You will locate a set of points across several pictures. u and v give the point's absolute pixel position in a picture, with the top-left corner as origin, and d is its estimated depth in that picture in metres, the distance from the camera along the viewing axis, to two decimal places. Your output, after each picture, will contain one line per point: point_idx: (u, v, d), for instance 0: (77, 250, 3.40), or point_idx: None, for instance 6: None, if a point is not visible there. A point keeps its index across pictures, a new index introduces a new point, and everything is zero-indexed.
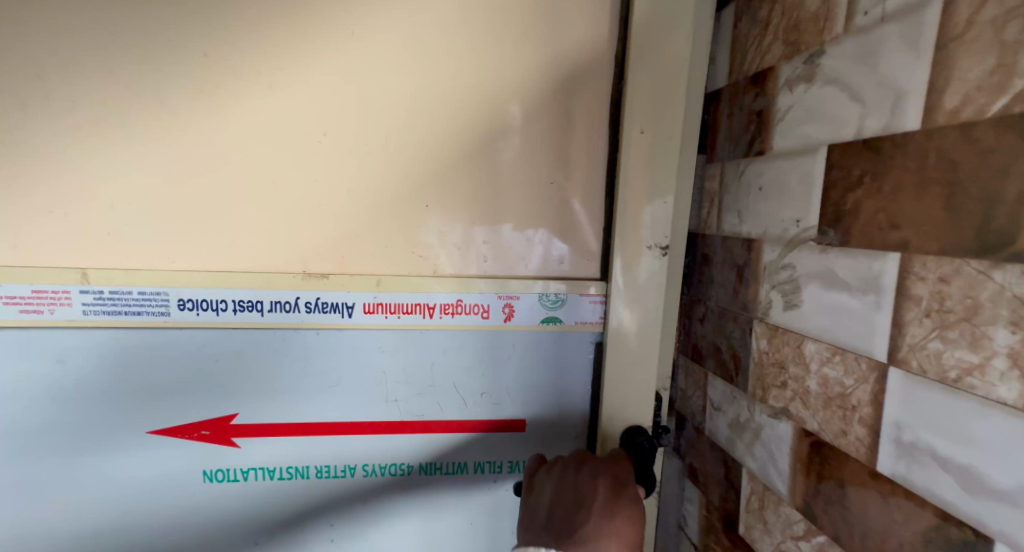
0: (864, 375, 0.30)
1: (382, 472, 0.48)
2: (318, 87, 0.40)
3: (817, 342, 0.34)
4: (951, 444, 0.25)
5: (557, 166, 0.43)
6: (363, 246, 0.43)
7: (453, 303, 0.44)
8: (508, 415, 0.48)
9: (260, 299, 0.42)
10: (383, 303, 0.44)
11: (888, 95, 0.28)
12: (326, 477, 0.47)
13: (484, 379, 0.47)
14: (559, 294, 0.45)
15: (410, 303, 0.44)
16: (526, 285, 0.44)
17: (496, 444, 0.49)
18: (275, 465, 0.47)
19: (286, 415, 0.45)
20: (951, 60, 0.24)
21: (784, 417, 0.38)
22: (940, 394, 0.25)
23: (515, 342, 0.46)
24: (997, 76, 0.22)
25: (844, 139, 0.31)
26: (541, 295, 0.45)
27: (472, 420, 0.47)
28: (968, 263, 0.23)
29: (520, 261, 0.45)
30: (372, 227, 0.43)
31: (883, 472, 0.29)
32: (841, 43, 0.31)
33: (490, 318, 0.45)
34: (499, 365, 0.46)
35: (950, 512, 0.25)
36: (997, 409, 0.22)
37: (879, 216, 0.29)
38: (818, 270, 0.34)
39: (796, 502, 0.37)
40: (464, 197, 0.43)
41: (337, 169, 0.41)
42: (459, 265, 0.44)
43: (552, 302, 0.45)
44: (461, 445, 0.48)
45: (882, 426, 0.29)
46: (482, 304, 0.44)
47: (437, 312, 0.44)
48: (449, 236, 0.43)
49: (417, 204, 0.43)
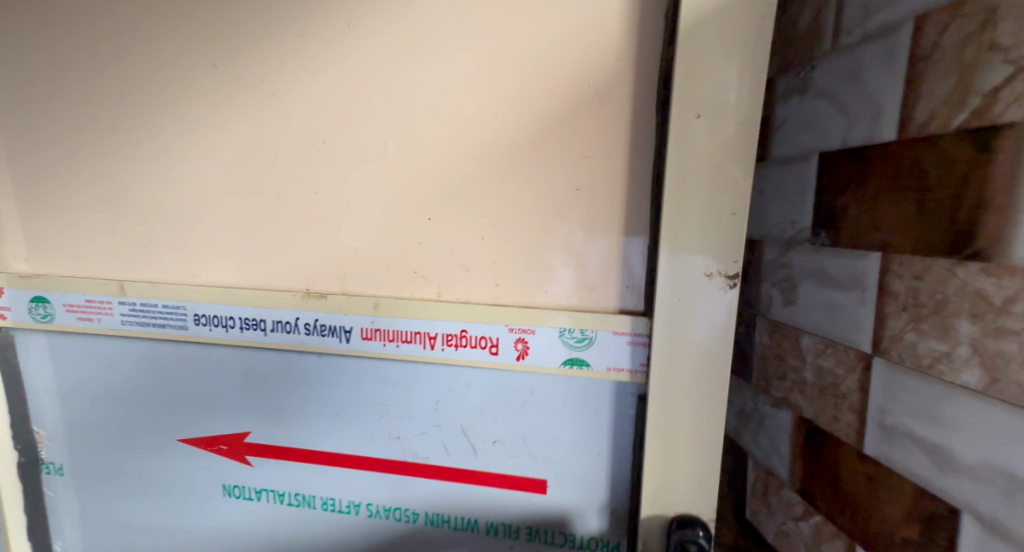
0: (852, 364, 0.33)
1: (386, 514, 0.42)
2: (312, 80, 0.36)
3: (812, 335, 0.37)
4: (925, 426, 0.27)
5: (581, 155, 0.33)
6: (366, 263, 0.38)
7: (457, 335, 0.37)
8: (522, 474, 0.39)
9: (262, 317, 0.40)
10: (381, 328, 0.38)
11: (869, 108, 0.30)
12: (331, 510, 0.43)
13: (496, 424, 0.38)
14: (586, 330, 0.35)
15: (410, 331, 0.38)
16: (543, 316, 0.35)
17: (510, 508, 0.40)
18: (283, 489, 0.44)
19: (290, 439, 0.43)
20: (921, 77, 0.26)
21: (784, 406, 0.40)
22: (915, 380, 0.28)
23: (530, 385, 0.37)
24: (958, 94, 0.24)
25: (833, 147, 0.34)
26: (562, 330, 0.35)
27: (487, 472, 0.39)
28: (938, 261, 0.26)
29: (539, 287, 0.36)
30: (373, 237, 0.37)
31: (870, 453, 0.31)
32: (831, 59, 0.34)
33: (499, 355, 0.36)
34: (513, 406, 0.38)
35: (925, 488, 0.27)
36: (962, 392, 0.25)
37: (863, 218, 0.31)
38: (812, 268, 0.36)
39: (795, 485, 0.39)
40: (470, 201, 0.35)
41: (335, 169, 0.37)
42: (464, 288, 0.37)
43: (577, 339, 0.35)
44: (472, 502, 0.40)
45: (868, 412, 0.31)
46: (491, 337, 0.36)
47: (438, 343, 0.37)
48: (453, 251, 0.36)
49: (419, 213, 0.36)
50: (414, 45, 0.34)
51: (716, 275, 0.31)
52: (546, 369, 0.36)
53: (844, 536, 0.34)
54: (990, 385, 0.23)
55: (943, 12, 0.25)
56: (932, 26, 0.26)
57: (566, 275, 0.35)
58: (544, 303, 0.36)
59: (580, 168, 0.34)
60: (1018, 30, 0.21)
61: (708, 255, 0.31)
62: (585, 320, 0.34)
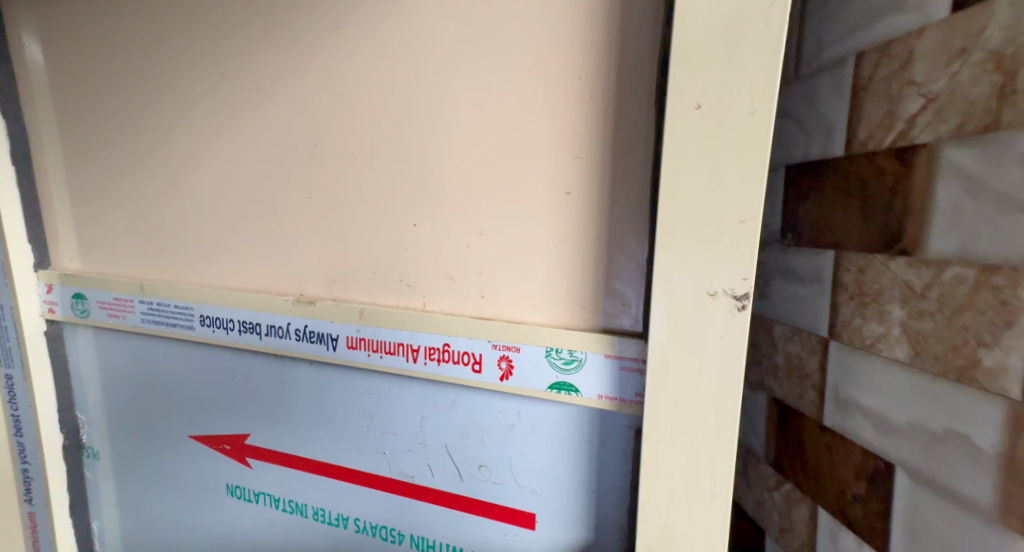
0: (813, 348, 0.37)
1: (373, 531, 0.46)
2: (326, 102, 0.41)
3: (782, 325, 0.42)
4: (868, 396, 0.32)
5: (571, 166, 0.35)
6: (354, 272, 0.43)
7: (439, 348, 0.39)
8: (511, 500, 0.40)
9: (258, 321, 0.45)
10: (365, 338, 0.42)
11: (823, 128, 0.35)
12: (322, 520, 0.47)
13: (483, 448, 0.41)
14: (575, 352, 0.35)
15: (393, 342, 0.41)
16: (527, 335, 0.36)
17: (496, 536, 0.41)
18: (279, 495, 0.49)
19: (288, 443, 0.48)
20: (861, 104, 0.32)
21: (760, 389, 0.45)
22: (861, 358, 0.33)
23: (517, 409, 0.39)
24: (888, 118, 0.29)
25: (795, 161, 0.39)
26: (551, 349, 0.36)
27: (471, 497, 0.41)
28: (876, 256, 0.31)
29: (528, 306, 0.38)
30: (371, 244, 0.42)
31: (827, 425, 0.36)
32: (793, 86, 0.39)
33: (483, 373, 0.38)
34: (500, 428, 0.40)
35: (869, 450, 0.32)
36: (895, 365, 0.30)
37: (820, 222, 0.36)
38: (781, 265, 0.41)
39: (770, 459, 0.44)
40: (462, 208, 0.38)
41: (342, 182, 0.42)
42: (450, 301, 0.40)
43: (566, 361, 0.36)
44: (458, 525, 0.42)
45: (826, 388, 0.36)
46: (474, 353, 0.38)
47: (421, 355, 0.40)
48: (442, 261, 0.40)
49: (410, 220, 0.40)
50: (411, 70, 0.38)
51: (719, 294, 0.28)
52: (532, 391, 0.37)
53: (808, 499, 0.39)
54: (915, 357, 0.28)
55: (875, 52, 0.30)
56: (868, 63, 0.31)
57: (558, 288, 0.37)
58: (537, 318, 0.38)
59: (568, 172, 0.35)
60: (927, 70, 0.27)
61: (714, 273, 0.28)
62: (571, 340, 0.35)
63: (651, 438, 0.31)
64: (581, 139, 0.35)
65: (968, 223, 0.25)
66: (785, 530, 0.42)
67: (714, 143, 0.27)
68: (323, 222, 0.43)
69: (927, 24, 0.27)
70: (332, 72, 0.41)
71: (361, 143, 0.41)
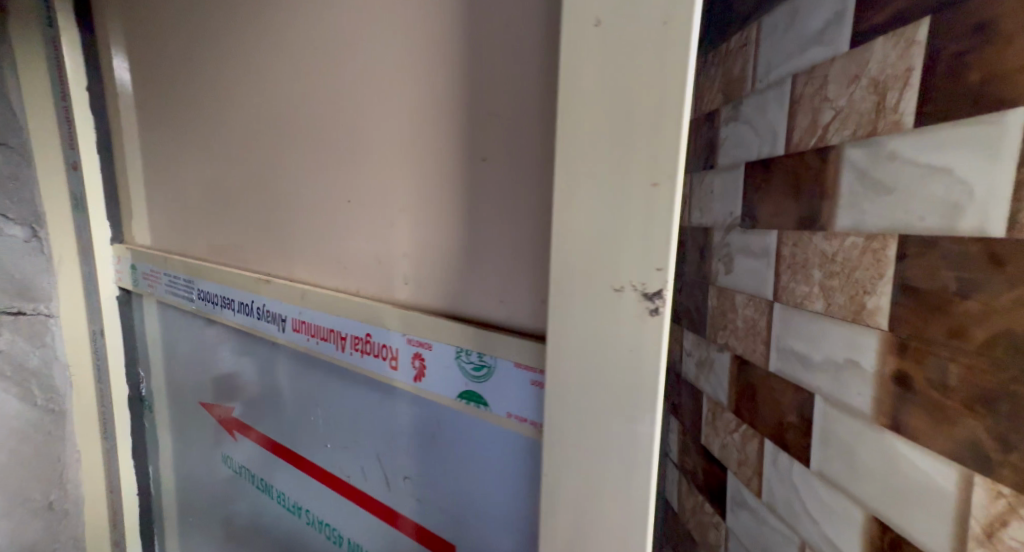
0: (763, 308, 0.46)
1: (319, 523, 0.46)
2: (284, 78, 0.41)
3: (741, 293, 0.50)
4: (798, 342, 0.41)
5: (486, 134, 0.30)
6: (305, 255, 0.43)
7: (364, 339, 0.37)
8: (433, 510, 0.37)
9: (232, 299, 0.49)
10: (307, 322, 0.42)
11: (769, 132, 0.44)
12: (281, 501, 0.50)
13: (409, 448, 0.38)
14: (483, 357, 0.30)
15: (327, 328, 0.40)
16: (434, 331, 0.33)
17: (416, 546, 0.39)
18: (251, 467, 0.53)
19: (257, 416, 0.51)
20: (795, 114, 0.41)
21: (725, 350, 0.54)
22: (793, 312, 0.41)
23: (437, 413, 0.35)
24: (811, 125, 0.38)
25: (751, 159, 0.47)
26: (460, 350, 0.31)
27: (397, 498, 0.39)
28: (804, 232, 0.40)
29: (445, 297, 0.34)
30: (320, 222, 0.41)
31: (772, 369, 0.45)
32: (750, 97, 0.47)
33: (399, 370, 0.35)
34: (420, 431, 0.37)
35: (798, 384, 0.41)
36: (814, 315, 0.39)
37: (769, 207, 0.45)
38: (741, 245, 0.50)
39: (731, 407, 0.53)
40: (389, 182, 0.35)
41: (299, 156, 0.41)
42: (378, 288, 0.37)
43: (475, 367, 0.31)
44: (384, 527, 0.40)
45: (771, 340, 0.45)
46: (392, 348, 0.35)
47: (349, 344, 0.38)
48: (374, 244, 0.37)
49: (348, 200, 0.38)
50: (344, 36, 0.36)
51: (630, 288, 0.20)
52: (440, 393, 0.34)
53: (758, 434, 0.48)
54: (828, 308, 0.37)
55: (804, 74, 0.39)
56: (800, 82, 0.40)
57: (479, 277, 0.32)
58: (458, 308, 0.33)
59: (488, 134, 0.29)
60: (836, 89, 0.35)
61: (620, 260, 0.20)
62: (480, 342, 0.30)
63: (559, 482, 0.23)
64: (508, 91, 0.28)
65: (858, 203, 0.34)
66: (742, 464, 0.51)
67: (638, 59, 0.18)
68: (289, 198, 0.43)
69: (836, 54, 0.35)
70: (295, 45, 0.40)
71: (311, 114, 0.40)
